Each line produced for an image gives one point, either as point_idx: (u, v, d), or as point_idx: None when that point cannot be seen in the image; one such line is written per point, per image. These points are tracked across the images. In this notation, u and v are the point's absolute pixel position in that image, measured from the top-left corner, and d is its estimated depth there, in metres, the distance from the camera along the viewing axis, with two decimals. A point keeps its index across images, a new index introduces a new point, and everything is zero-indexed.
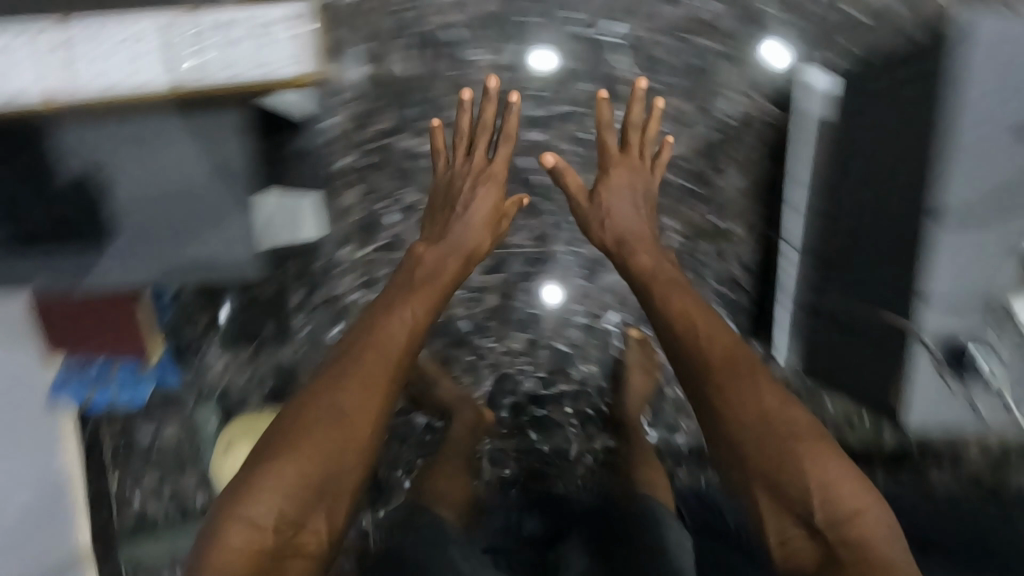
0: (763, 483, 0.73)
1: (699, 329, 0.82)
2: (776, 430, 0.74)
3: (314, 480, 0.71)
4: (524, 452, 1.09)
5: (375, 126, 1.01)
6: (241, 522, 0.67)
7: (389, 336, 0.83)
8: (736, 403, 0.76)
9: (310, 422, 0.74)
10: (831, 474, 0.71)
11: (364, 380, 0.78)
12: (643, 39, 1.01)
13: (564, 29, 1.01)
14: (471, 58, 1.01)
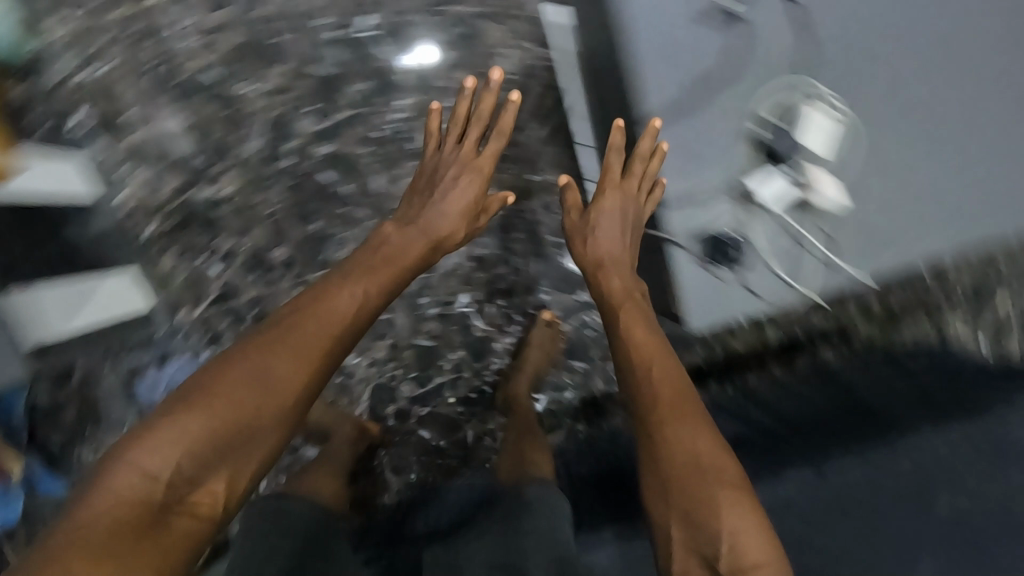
0: (681, 517, 0.70)
1: (658, 372, 0.81)
2: (710, 473, 0.71)
3: (236, 430, 0.66)
4: (424, 453, 1.10)
5: (168, 187, 1.00)
6: (132, 467, 0.61)
7: (333, 316, 0.75)
8: (675, 443, 0.74)
9: (235, 387, 0.67)
10: (741, 525, 0.66)
11: (297, 356, 0.71)
12: (400, 24, 1.00)
13: (320, 39, 0.99)
14: (238, 93, 0.99)
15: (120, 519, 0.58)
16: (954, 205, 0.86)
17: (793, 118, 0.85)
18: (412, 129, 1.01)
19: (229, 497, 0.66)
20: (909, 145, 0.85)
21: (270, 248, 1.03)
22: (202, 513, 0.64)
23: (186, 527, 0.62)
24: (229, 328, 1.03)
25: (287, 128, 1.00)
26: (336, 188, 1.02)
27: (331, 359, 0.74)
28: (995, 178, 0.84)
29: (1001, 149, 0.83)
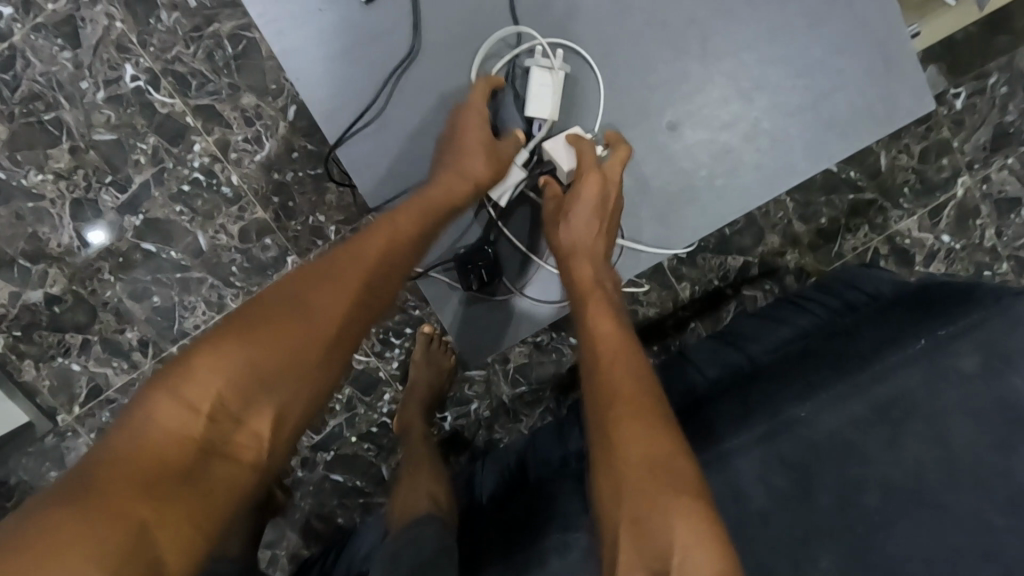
0: (632, 531, 0.51)
1: (617, 364, 0.60)
2: (669, 475, 0.52)
3: (276, 365, 0.54)
4: (342, 495, 1.06)
5: (1, 298, 0.96)
6: (173, 399, 0.50)
7: (381, 246, 0.60)
8: (636, 452, 0.53)
9: (275, 331, 0.54)
10: (695, 542, 0.48)
11: (344, 300, 0.57)
12: (168, 61, 0.89)
13: (90, 102, 0.90)
14: (30, 184, 0.92)
15: (148, 467, 0.48)
16: (772, 149, 0.67)
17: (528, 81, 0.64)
18: (221, 172, 0.93)
19: (271, 453, 0.56)
20: (690, 94, 0.66)
21: (121, 331, 0.98)
22: (248, 469, 0.54)
23: (228, 479, 0.52)
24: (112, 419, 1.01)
25: (93, 207, 0.93)
26: (163, 254, 0.95)
27: (372, 311, 0.60)
28: (803, 110, 0.66)
29: (795, 78, 0.66)
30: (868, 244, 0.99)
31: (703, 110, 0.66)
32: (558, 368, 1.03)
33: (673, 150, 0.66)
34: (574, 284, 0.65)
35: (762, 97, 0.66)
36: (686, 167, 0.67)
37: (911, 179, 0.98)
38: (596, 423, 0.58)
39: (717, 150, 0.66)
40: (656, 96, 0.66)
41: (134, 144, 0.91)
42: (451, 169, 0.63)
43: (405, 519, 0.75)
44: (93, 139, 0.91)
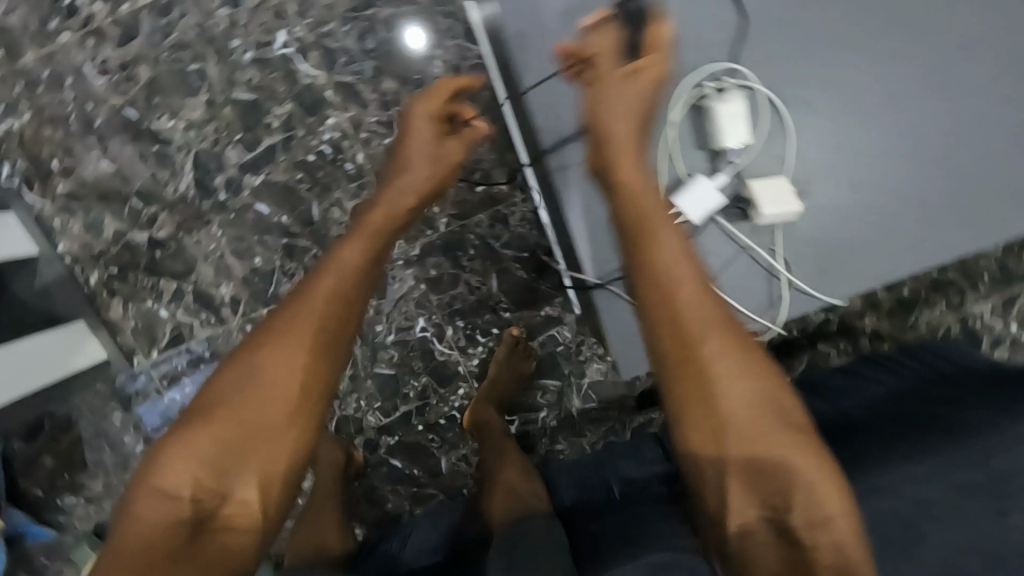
0: (744, 470, 0.54)
1: (686, 289, 0.57)
2: (777, 416, 0.55)
3: (244, 430, 0.60)
4: (396, 481, 1.07)
5: (107, 234, 0.97)
6: (153, 495, 0.57)
7: (321, 299, 0.65)
8: (729, 391, 0.55)
9: (229, 411, 0.60)
10: (812, 483, 0.52)
11: (297, 357, 0.63)
12: (320, 34, 0.91)
13: (236, 60, 0.91)
14: (160, 129, 0.93)
15: (144, 554, 0.55)
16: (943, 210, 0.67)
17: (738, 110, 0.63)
18: (348, 149, 0.95)
19: (267, 509, 0.61)
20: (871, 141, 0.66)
21: (216, 287, 0.99)
22: (245, 531, 0.60)
23: (229, 545, 0.59)
24: (187, 370, 1.02)
25: (215, 162, 0.95)
26: (273, 218, 0.97)
27: (331, 355, 0.65)
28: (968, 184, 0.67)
29: (963, 153, 0.66)
30: (944, 321, 1.04)
31: (880, 156, 0.66)
32: (629, 391, 1.05)
33: (839, 212, 0.67)
34: (630, 205, 0.61)
35: (932, 168, 0.67)
36: (851, 228, 0.67)
37: (990, 268, 1.03)
38: (674, 366, 0.57)
39: (884, 219, 0.67)
40: (834, 158, 0.66)
41: (270, 106, 0.93)
42: (394, 187, 0.73)
43: (508, 518, 0.78)
44: (231, 95, 0.92)
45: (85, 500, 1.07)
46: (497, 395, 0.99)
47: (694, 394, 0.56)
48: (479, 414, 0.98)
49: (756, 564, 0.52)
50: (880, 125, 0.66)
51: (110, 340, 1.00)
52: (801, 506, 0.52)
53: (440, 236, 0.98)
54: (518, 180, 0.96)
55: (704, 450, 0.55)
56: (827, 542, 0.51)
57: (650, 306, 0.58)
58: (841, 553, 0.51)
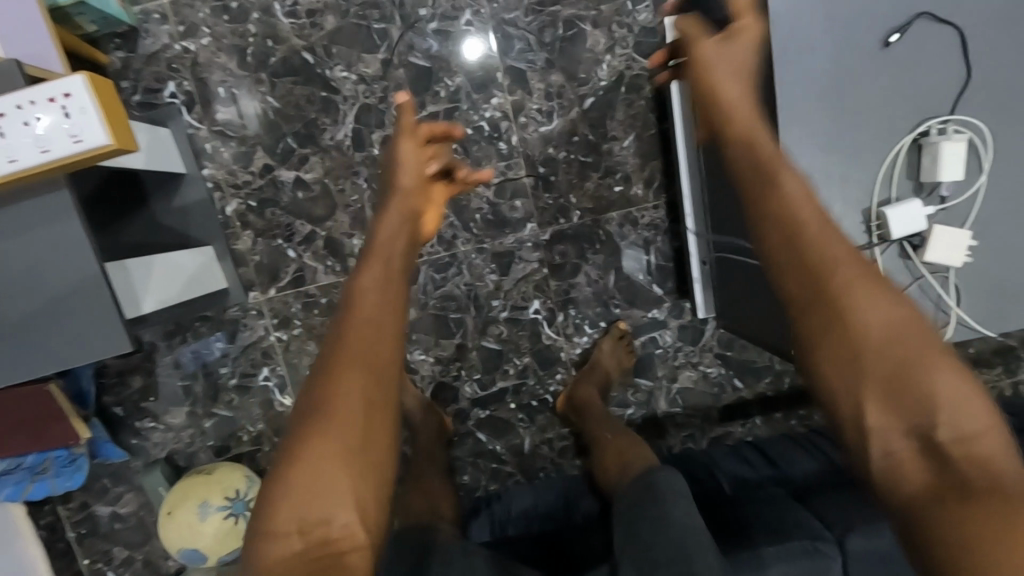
0: (885, 399, 0.44)
1: (802, 205, 0.48)
2: (909, 324, 0.45)
3: (329, 453, 0.51)
4: (478, 454, 1.10)
5: (254, 166, 0.99)
6: (269, 538, 0.50)
7: (366, 309, 0.55)
8: (859, 300, 0.45)
9: (314, 439, 0.51)
10: (961, 391, 0.43)
11: (354, 376, 0.53)
12: (503, 20, 0.97)
13: (420, 28, 0.96)
14: (333, 77, 0.97)
15: None
16: None
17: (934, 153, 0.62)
18: (505, 130, 1.00)
19: (373, 532, 0.51)
20: None
21: (349, 237, 1.02)
22: (357, 560, 0.50)
23: None
24: (300, 313, 1.04)
25: (377, 118, 0.98)
26: None
27: (387, 358, 0.54)
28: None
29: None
30: (998, 384, 1.14)
31: None
32: (714, 402, 1.11)
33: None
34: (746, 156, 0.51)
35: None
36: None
37: None
38: (794, 291, 0.47)
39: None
40: (1003, 193, 0.64)
41: (441, 75, 0.98)
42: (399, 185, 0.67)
43: (626, 480, 0.83)
44: (407, 59, 0.97)
45: (163, 427, 1.06)
46: (600, 383, 1.03)
47: (817, 324, 0.46)
48: (579, 401, 1.02)
49: (903, 491, 0.44)
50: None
51: (232, 270, 1.00)
52: (952, 421, 0.43)
53: (572, 225, 1.04)
54: (654, 187, 1.03)
55: (838, 387, 0.45)
56: (987, 458, 0.43)
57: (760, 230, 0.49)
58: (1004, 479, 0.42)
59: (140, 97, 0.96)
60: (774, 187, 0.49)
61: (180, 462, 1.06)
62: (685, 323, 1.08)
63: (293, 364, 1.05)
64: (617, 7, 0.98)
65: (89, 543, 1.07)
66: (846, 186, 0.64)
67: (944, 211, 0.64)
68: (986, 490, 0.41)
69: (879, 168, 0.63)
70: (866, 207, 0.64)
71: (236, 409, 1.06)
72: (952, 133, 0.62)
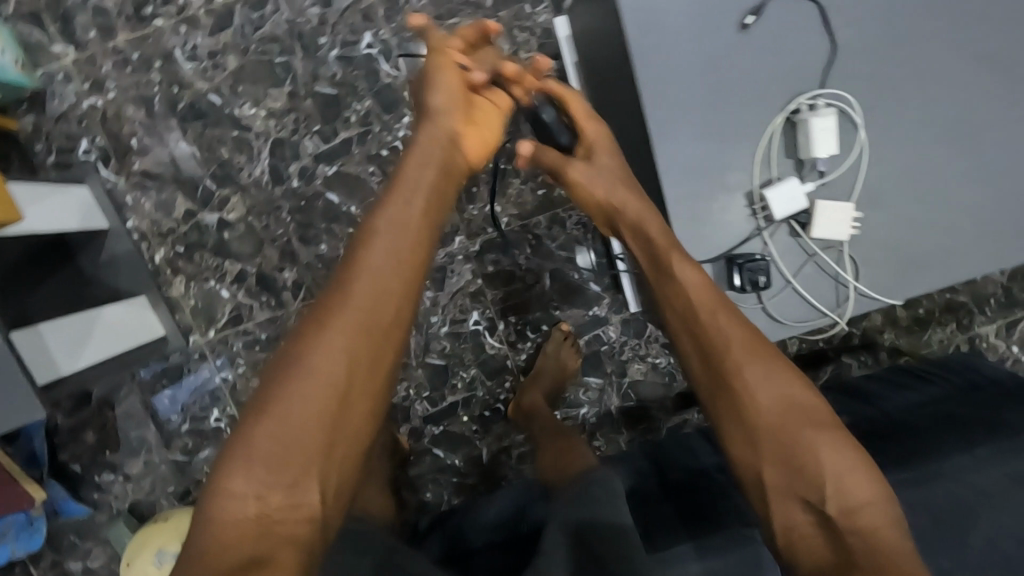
0: (783, 472, 0.56)
1: (723, 322, 0.62)
2: (802, 412, 0.58)
3: (309, 421, 0.56)
4: (437, 471, 1.09)
5: (177, 212, 1.00)
6: (222, 495, 0.53)
7: (364, 288, 0.61)
8: (756, 387, 0.59)
9: (286, 400, 0.56)
10: (842, 467, 0.54)
11: (341, 340, 0.59)
12: (404, 39, 0.97)
13: (322, 56, 0.97)
14: (242, 115, 0.98)
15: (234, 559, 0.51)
16: (994, 217, 0.65)
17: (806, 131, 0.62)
18: None
19: (327, 505, 0.56)
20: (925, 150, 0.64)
21: (280, 270, 1.02)
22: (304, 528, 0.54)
23: (296, 546, 0.53)
24: (242, 351, 1.04)
25: (291, 150, 0.99)
26: (343, 207, 1.01)
27: (379, 346, 0.61)
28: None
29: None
30: (952, 340, 1.13)
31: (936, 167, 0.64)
32: (667, 392, 1.10)
33: (958, 206, 0.65)
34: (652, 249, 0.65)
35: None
36: (973, 218, 0.65)
37: (995, 293, 1.12)
38: (710, 384, 0.61)
39: (1009, 200, 0.65)
40: (890, 165, 0.64)
41: (349, 100, 0.98)
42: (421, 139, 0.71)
43: (566, 476, 0.84)
44: (313, 89, 0.97)
45: (122, 478, 1.07)
46: (545, 386, 1.02)
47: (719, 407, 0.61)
48: (526, 407, 1.01)
49: (804, 556, 0.53)
50: (972, 114, 0.64)
51: (168, 316, 1.01)
52: (837, 495, 0.53)
53: (500, 233, 1.04)
54: None
55: (745, 460, 0.58)
56: (867, 525, 0.52)
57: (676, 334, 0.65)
58: (882, 541, 0.51)
59: (55, 157, 0.97)
60: (686, 294, 0.63)
61: (143, 510, 1.07)
62: (626, 317, 1.08)
63: (242, 402, 1.05)
64: (515, 12, 0.98)
65: None
66: (728, 172, 0.64)
67: (825, 186, 0.64)
68: (856, 547, 0.51)
69: (756, 150, 0.63)
70: (748, 190, 0.64)
71: (191, 452, 1.07)
72: (822, 108, 0.62)
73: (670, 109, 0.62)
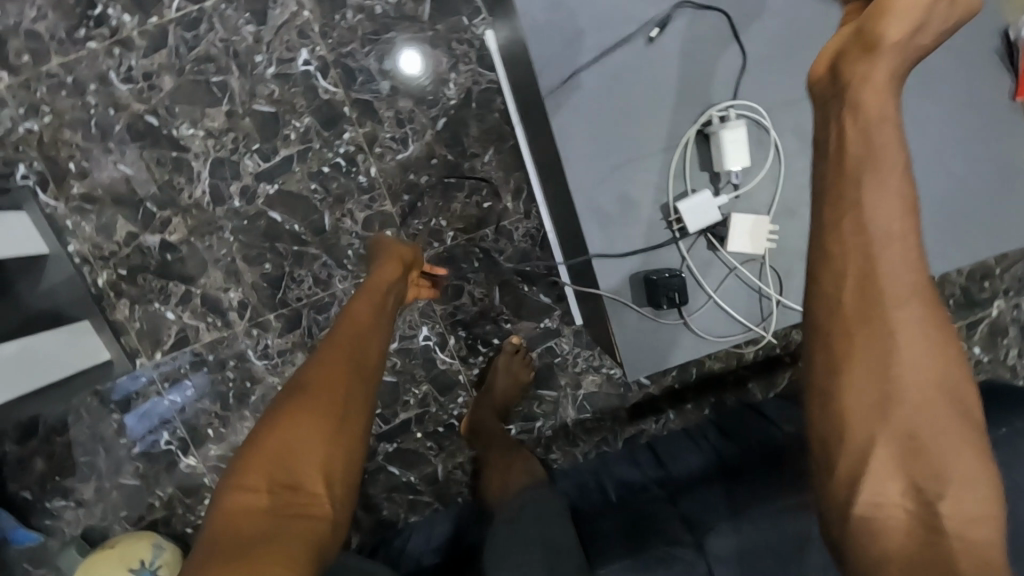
0: (897, 448, 0.43)
1: (895, 247, 0.45)
2: (954, 396, 0.44)
3: (322, 426, 0.61)
4: (392, 488, 1.08)
5: (119, 236, 0.99)
6: (238, 489, 0.57)
7: (351, 335, 0.73)
8: (907, 340, 0.44)
9: (298, 411, 0.62)
10: (969, 469, 0.42)
11: (338, 368, 0.68)
12: (341, 54, 0.96)
13: (259, 75, 0.96)
14: (180, 136, 0.97)
15: (244, 538, 0.52)
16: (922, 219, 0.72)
17: (714, 145, 0.66)
18: (361, 163, 0.99)
19: (333, 503, 0.59)
20: None
21: (224, 291, 1.01)
22: (313, 520, 0.56)
23: (305, 536, 0.55)
24: (190, 373, 1.04)
25: (232, 169, 0.98)
26: (286, 226, 1.00)
27: (366, 373, 0.70)
28: (998, 151, 0.72)
29: (978, 121, 0.72)
30: None
31: None
32: (622, 403, 1.09)
33: None
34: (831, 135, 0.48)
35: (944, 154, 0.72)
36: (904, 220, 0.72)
37: (955, 294, 1.11)
38: (846, 311, 0.45)
39: (944, 203, 0.72)
40: None
41: (287, 117, 0.97)
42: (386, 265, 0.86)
43: (509, 493, 0.81)
44: (249, 108, 0.97)
45: (74, 504, 1.05)
46: (497, 401, 1.01)
47: (851, 337, 0.45)
48: (478, 423, 1.00)
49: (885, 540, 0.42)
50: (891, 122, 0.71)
51: (113, 340, 1.00)
52: (957, 494, 0.42)
53: (447, 248, 1.03)
54: (524, 198, 1.02)
55: (855, 419, 0.44)
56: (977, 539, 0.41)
57: (837, 233, 0.46)
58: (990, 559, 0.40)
59: None
60: (870, 192, 0.46)
61: (96, 536, 1.06)
62: (577, 328, 1.07)
63: (192, 424, 1.05)
64: (452, 25, 0.97)
65: None
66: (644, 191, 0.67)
67: (737, 197, 0.67)
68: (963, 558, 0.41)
69: (669, 165, 0.67)
70: (664, 204, 0.67)
71: (142, 475, 1.06)
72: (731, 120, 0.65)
73: (574, 107, 0.65)
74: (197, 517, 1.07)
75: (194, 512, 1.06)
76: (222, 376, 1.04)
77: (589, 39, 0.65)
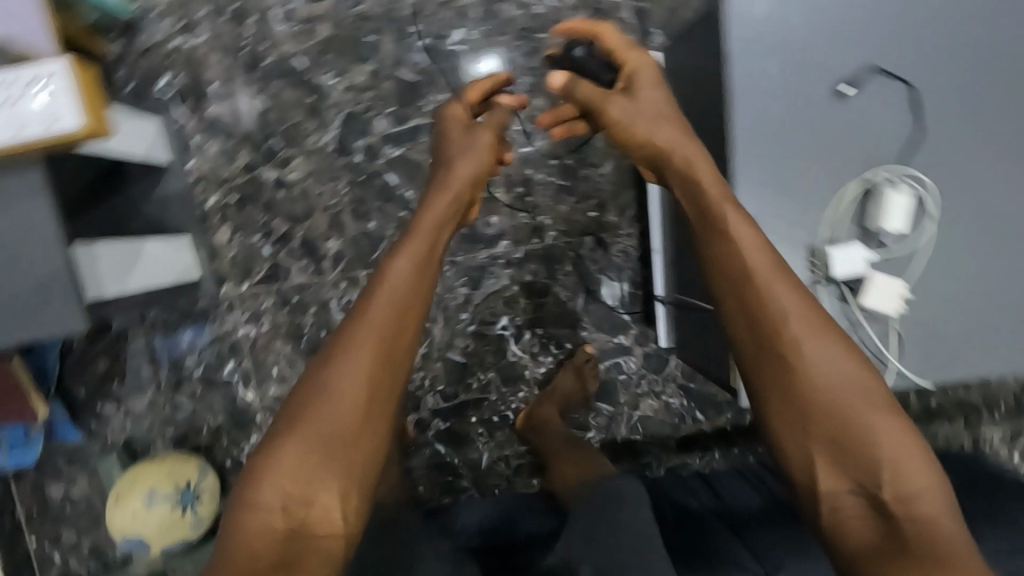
0: (829, 452, 0.53)
1: (780, 292, 0.58)
2: (862, 396, 0.54)
3: (332, 434, 0.56)
4: (433, 465, 1.09)
5: (238, 163, 1.01)
6: (250, 506, 0.54)
7: (382, 310, 0.60)
8: (818, 359, 0.55)
9: (308, 421, 0.56)
10: (898, 451, 0.52)
11: (359, 362, 0.58)
12: (493, 43, 1.00)
13: (411, 44, 1.00)
14: (322, 83, 1.00)
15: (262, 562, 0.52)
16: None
17: (874, 201, 0.69)
18: None
19: (349, 516, 0.55)
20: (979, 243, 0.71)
21: (325, 239, 1.03)
22: (329, 540, 0.54)
23: (322, 558, 0.53)
24: (271, 310, 1.05)
25: (362, 126, 1.01)
26: (400, 190, 1.03)
27: (399, 348, 0.60)
28: None
29: None
30: (959, 437, 1.14)
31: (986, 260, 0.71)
32: (673, 432, 1.11)
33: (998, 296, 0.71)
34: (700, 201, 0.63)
35: (1008, 238, 0.71)
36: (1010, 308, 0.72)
37: (1008, 399, 1.14)
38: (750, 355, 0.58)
39: None
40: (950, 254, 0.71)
41: (428, 88, 1.01)
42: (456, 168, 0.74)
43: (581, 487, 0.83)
44: (395, 72, 1.00)
45: (125, 413, 1.06)
46: (563, 401, 1.03)
47: (763, 371, 0.57)
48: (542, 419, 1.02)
49: (846, 539, 0.51)
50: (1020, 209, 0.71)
51: (207, 261, 1.02)
52: (895, 481, 0.51)
53: (545, 246, 1.06)
54: (628, 215, 1.06)
55: (789, 440, 0.55)
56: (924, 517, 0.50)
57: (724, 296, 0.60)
58: (932, 530, 0.49)
59: (133, 87, 0.98)
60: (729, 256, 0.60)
61: (137, 448, 1.06)
62: (650, 351, 1.09)
63: (259, 359, 1.06)
64: None
65: (38, 521, 1.06)
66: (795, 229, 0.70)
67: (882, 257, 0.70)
68: (921, 537, 0.49)
69: (825, 209, 0.70)
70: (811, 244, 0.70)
71: (198, 398, 1.06)
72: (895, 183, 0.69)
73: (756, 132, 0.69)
74: (240, 452, 1.07)
75: (239, 446, 1.06)
76: (301, 320, 1.05)
77: (788, 76, 0.69)
